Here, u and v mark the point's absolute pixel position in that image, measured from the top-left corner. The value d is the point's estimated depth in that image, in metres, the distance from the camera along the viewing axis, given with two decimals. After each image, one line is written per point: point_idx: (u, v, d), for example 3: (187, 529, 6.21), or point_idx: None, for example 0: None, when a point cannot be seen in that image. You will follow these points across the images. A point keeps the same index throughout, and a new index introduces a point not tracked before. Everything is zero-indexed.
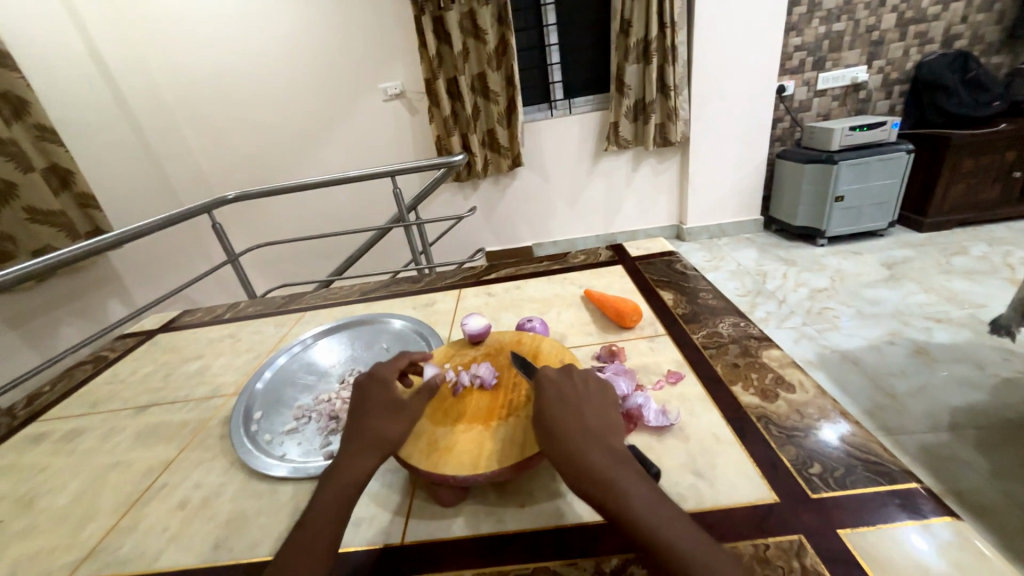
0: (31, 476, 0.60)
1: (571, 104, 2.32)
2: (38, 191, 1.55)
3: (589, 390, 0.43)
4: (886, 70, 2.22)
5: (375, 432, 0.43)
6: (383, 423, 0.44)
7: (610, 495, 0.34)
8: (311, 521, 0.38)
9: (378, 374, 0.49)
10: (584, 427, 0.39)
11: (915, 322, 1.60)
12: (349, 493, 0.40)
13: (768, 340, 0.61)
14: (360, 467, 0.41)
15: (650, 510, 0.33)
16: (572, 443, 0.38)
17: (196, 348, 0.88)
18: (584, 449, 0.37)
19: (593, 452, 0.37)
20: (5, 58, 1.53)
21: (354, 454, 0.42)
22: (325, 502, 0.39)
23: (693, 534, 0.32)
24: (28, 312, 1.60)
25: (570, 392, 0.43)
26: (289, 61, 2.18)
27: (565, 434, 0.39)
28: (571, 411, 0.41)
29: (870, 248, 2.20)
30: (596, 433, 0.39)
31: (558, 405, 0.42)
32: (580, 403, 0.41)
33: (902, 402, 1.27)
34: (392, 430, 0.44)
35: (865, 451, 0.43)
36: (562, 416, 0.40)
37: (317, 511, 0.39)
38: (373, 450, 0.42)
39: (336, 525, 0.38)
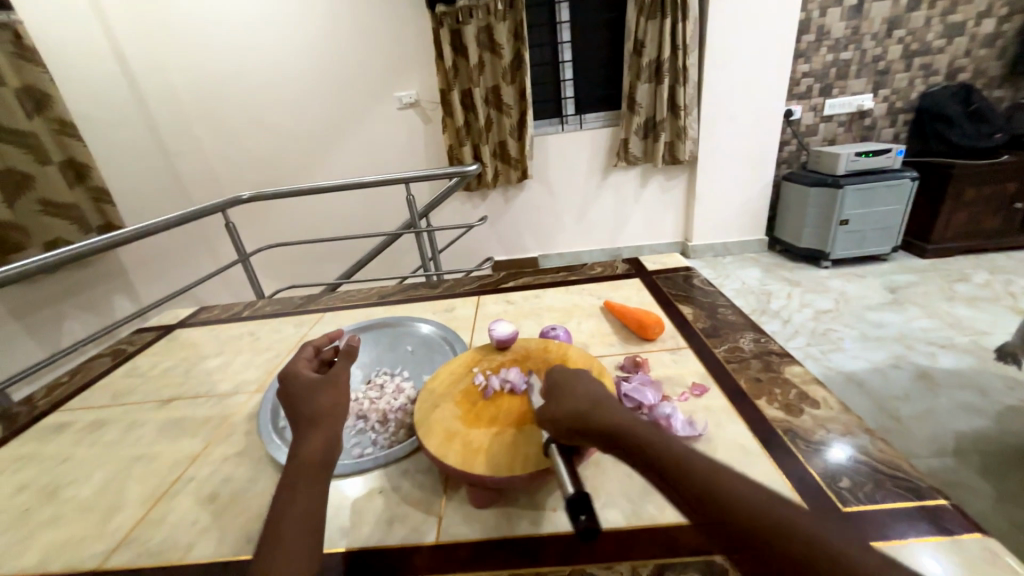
0: (55, 465, 0.61)
1: (582, 120, 2.36)
2: (52, 184, 1.56)
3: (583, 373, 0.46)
4: (891, 99, 2.27)
5: (307, 411, 0.46)
6: (315, 400, 0.47)
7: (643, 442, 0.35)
8: (281, 501, 0.39)
9: (291, 369, 0.53)
10: (598, 396, 0.41)
11: (920, 347, 1.61)
12: (312, 464, 0.42)
13: (789, 357, 0.62)
14: (309, 443, 0.43)
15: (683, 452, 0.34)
16: (592, 408, 0.39)
17: (215, 345, 0.89)
18: (604, 411, 0.39)
19: (612, 412, 0.39)
20: (31, 53, 1.56)
21: (303, 436, 0.44)
22: (287, 481, 0.40)
23: (730, 469, 0.32)
24: (37, 303, 1.61)
25: (575, 374, 0.46)
26: (307, 66, 2.22)
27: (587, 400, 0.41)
28: (582, 387, 0.43)
29: (873, 272, 2.22)
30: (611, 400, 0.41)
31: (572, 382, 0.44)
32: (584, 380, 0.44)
33: (907, 425, 1.28)
34: (323, 402, 0.47)
35: (892, 467, 0.44)
36: (575, 390, 0.43)
37: (286, 489, 0.40)
38: (316, 426, 0.45)
39: (307, 496, 0.39)
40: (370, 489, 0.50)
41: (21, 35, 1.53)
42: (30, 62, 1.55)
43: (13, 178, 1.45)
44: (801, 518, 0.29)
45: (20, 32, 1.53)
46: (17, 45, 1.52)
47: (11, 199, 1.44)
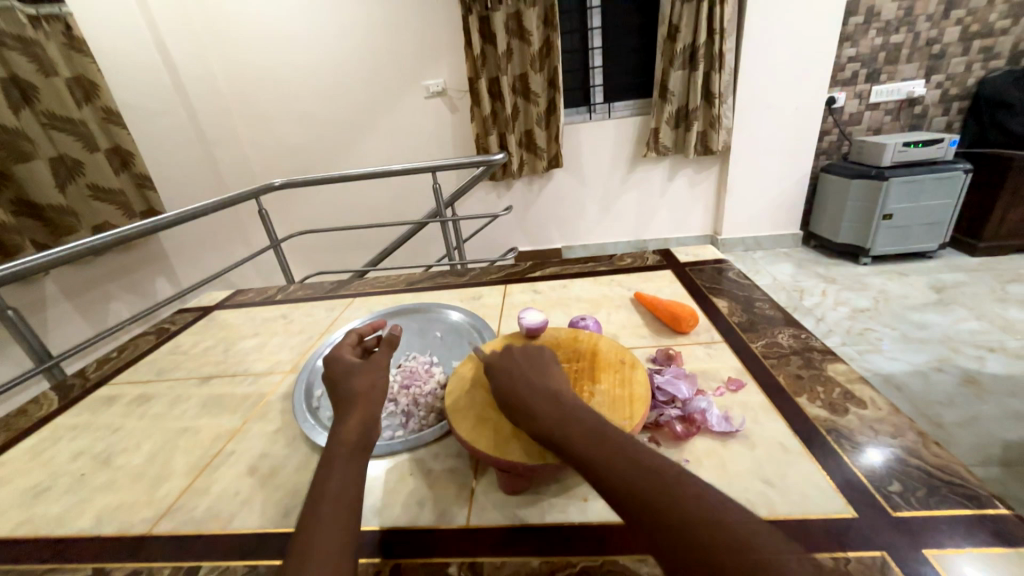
0: (107, 434, 0.64)
1: (610, 108, 2.31)
2: (101, 169, 1.63)
3: (539, 357, 0.50)
4: (945, 85, 2.13)
5: (346, 394, 0.47)
6: (352, 382, 0.48)
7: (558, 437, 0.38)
8: (321, 477, 0.40)
9: (334, 355, 0.54)
10: (537, 388, 0.44)
11: (967, 350, 1.52)
12: (351, 444, 0.42)
13: (833, 354, 0.60)
14: (345, 423, 0.44)
15: (593, 442, 0.37)
16: (524, 406, 0.43)
17: (251, 326, 0.91)
18: (529, 408, 0.42)
19: (539, 407, 0.42)
20: (80, 43, 1.63)
21: (341, 417, 0.45)
22: (328, 459, 0.41)
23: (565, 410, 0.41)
24: (86, 284, 1.69)
25: (521, 364, 0.48)
26: (337, 54, 2.24)
27: (515, 398, 0.44)
28: (524, 378, 0.46)
29: (917, 270, 2.11)
30: (547, 390, 0.44)
31: (508, 375, 0.47)
32: (532, 370, 0.47)
33: (950, 432, 1.21)
34: (360, 384, 0.48)
35: (948, 473, 0.42)
36: (513, 384, 0.46)
37: (327, 466, 0.40)
38: (354, 408, 0.46)
39: (344, 473, 0.40)
40: (400, 471, 0.50)
41: (71, 27, 1.60)
42: (79, 52, 1.62)
43: (64, 164, 1.53)
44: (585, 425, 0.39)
45: (70, 24, 1.60)
46: (66, 36, 1.58)
47: (63, 183, 1.52)
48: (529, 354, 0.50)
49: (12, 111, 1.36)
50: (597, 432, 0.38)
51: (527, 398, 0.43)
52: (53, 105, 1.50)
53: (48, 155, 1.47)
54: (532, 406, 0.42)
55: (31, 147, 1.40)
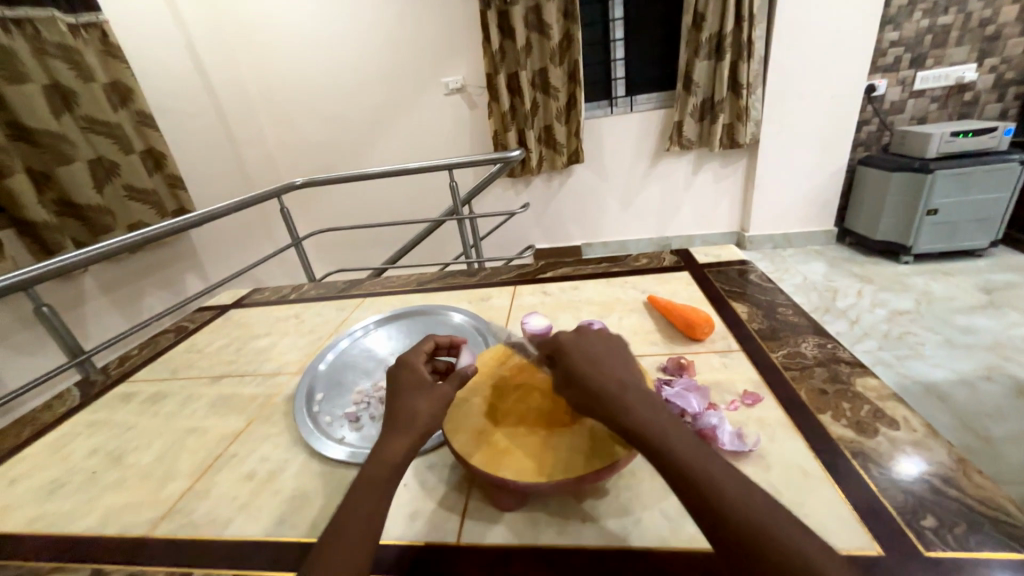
0: (120, 432, 0.66)
1: (633, 101, 2.24)
2: (135, 171, 1.69)
3: (614, 345, 0.43)
4: (1001, 69, 1.96)
5: (403, 412, 0.43)
6: (413, 402, 0.44)
7: (665, 448, 0.34)
8: (350, 500, 0.38)
9: (405, 360, 0.48)
10: (631, 383, 0.38)
11: (1019, 358, 1.41)
12: (388, 473, 0.39)
13: (862, 367, 0.55)
14: (390, 445, 0.41)
15: (702, 461, 0.33)
16: (622, 397, 0.37)
17: (264, 326, 0.92)
18: (624, 403, 0.37)
19: (640, 405, 0.36)
20: (116, 50, 1.69)
21: (388, 436, 0.42)
22: (363, 481, 0.39)
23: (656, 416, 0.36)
24: (120, 280, 1.77)
25: (601, 350, 0.42)
26: (357, 52, 2.25)
27: (605, 387, 0.38)
28: (612, 365, 0.40)
29: (964, 269, 1.96)
30: (642, 389, 0.38)
31: (589, 358, 0.41)
32: (618, 362, 0.41)
33: (998, 446, 1.12)
34: (421, 407, 0.43)
35: (993, 508, 0.37)
36: (603, 371, 0.39)
37: (358, 490, 0.38)
38: (405, 431, 0.41)
39: (373, 504, 0.37)
40: None
41: (108, 34, 1.66)
42: (115, 58, 1.68)
43: (102, 166, 1.59)
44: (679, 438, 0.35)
45: (107, 31, 1.66)
46: (103, 43, 1.65)
47: (100, 184, 1.58)
48: (610, 342, 0.43)
49: (53, 116, 1.43)
50: (705, 450, 0.34)
51: (626, 391, 0.37)
52: (91, 109, 1.56)
53: (87, 158, 1.53)
54: (632, 402, 0.36)
55: (72, 150, 1.47)
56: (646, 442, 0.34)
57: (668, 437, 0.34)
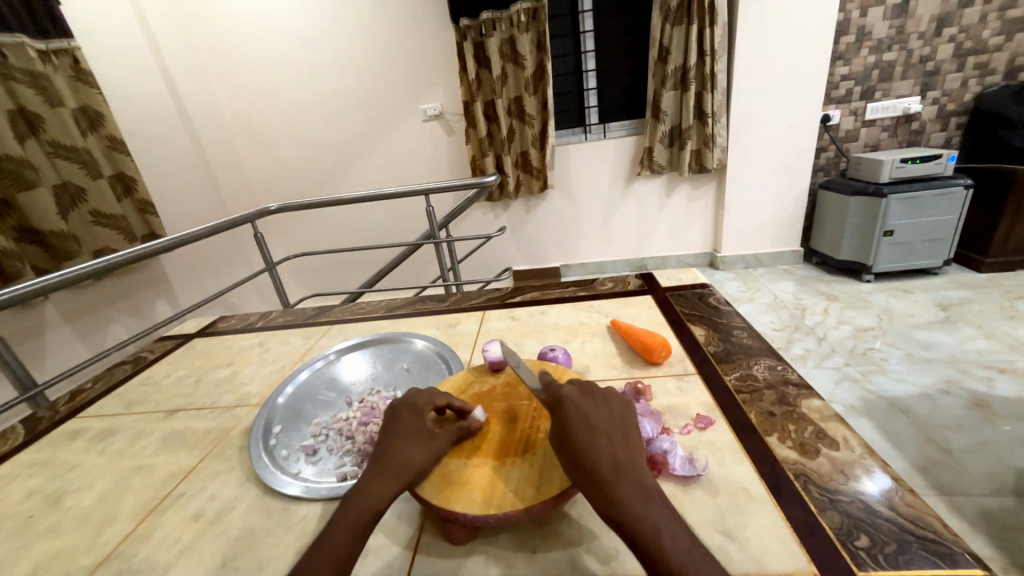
0: (63, 472, 0.63)
1: (606, 128, 2.32)
2: (104, 196, 1.66)
3: (611, 409, 0.42)
4: (942, 101, 2.11)
5: (397, 454, 0.43)
6: (410, 447, 0.43)
7: (650, 541, 0.34)
8: (325, 539, 0.37)
9: (412, 402, 0.48)
10: (622, 460, 0.38)
11: (974, 371, 1.47)
12: (367, 518, 0.39)
13: (809, 389, 0.57)
14: (376, 486, 0.40)
15: (684, 553, 0.33)
16: (611, 480, 0.36)
17: (227, 355, 0.90)
18: (613, 485, 0.36)
19: (628, 489, 0.36)
20: (87, 76, 1.68)
21: (374, 475, 0.41)
22: (341, 521, 0.38)
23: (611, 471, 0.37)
24: (85, 307, 1.70)
25: (595, 419, 0.41)
26: (336, 79, 2.29)
27: (594, 466, 0.37)
28: (604, 437, 0.39)
29: (922, 287, 2.06)
30: (633, 464, 0.38)
31: (580, 429, 0.40)
32: (612, 431, 0.40)
33: (958, 458, 1.15)
34: (417, 455, 0.43)
35: (923, 526, 0.39)
36: (594, 446, 0.38)
37: (335, 530, 0.38)
38: (393, 476, 0.41)
39: (348, 547, 0.37)
40: None
41: (79, 60, 1.65)
42: (86, 84, 1.67)
43: (67, 192, 1.56)
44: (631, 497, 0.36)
45: (78, 57, 1.65)
46: (74, 69, 1.63)
47: (65, 210, 1.54)
48: (608, 406, 0.42)
49: (18, 142, 1.40)
50: (688, 541, 0.34)
51: (616, 471, 0.37)
52: (58, 135, 1.53)
53: (50, 183, 1.50)
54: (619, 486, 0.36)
55: (36, 175, 1.43)
56: (631, 532, 0.34)
57: (653, 529, 0.34)
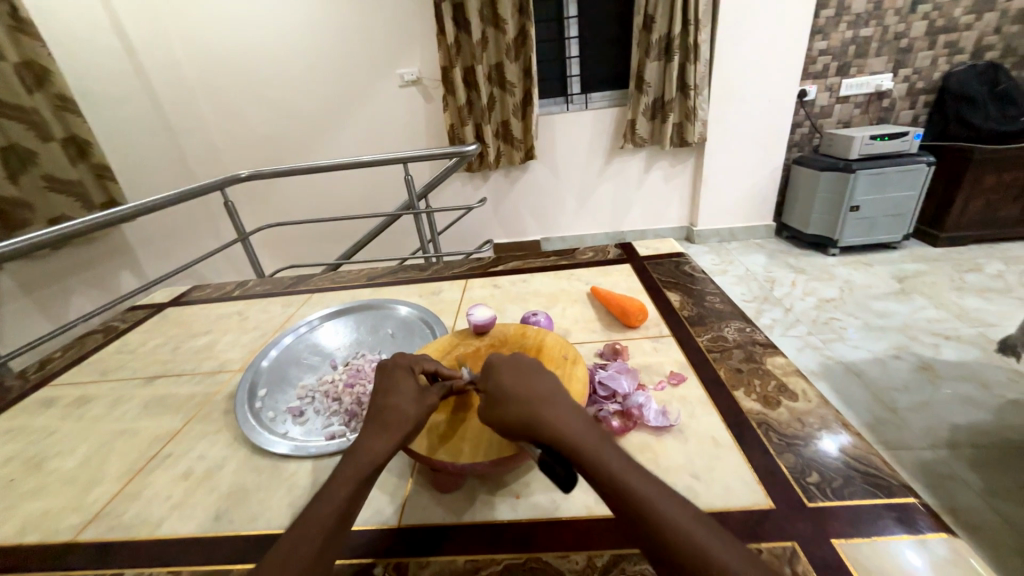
0: (40, 439, 0.62)
1: (588, 99, 2.28)
2: (56, 159, 1.55)
3: (533, 366, 0.44)
4: (912, 79, 2.17)
5: (391, 411, 0.44)
6: (403, 404, 0.45)
7: (591, 459, 0.35)
8: (328, 493, 0.38)
9: (402, 363, 0.49)
10: (555, 395, 0.40)
11: (924, 338, 1.58)
12: (366, 472, 0.40)
13: (774, 347, 0.61)
14: (372, 443, 0.42)
15: (622, 463, 0.35)
16: (547, 408, 0.39)
17: (204, 324, 0.89)
18: (549, 411, 0.38)
19: (562, 413, 0.38)
20: (28, 26, 1.52)
21: (371, 433, 0.43)
22: (342, 475, 0.39)
23: (545, 413, 0.38)
24: (44, 278, 1.62)
25: (527, 367, 0.44)
26: (306, 39, 2.16)
27: (531, 402, 0.39)
28: (537, 378, 0.42)
29: (882, 260, 2.16)
30: (566, 399, 0.41)
31: (515, 375, 0.42)
32: (544, 375, 0.43)
33: (904, 416, 1.26)
34: (410, 410, 0.44)
35: (867, 464, 0.43)
36: (528, 385, 0.41)
37: (334, 483, 0.39)
38: (389, 432, 0.42)
39: (352, 497, 0.38)
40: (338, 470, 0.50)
41: (18, 7, 1.49)
42: (28, 35, 1.52)
43: (15, 154, 1.45)
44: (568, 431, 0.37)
45: (17, 5, 1.49)
46: (13, 18, 1.48)
47: (15, 174, 1.44)
48: (528, 363, 0.44)
49: None
50: (624, 455, 0.36)
51: (551, 401, 0.39)
52: (1, 91, 1.41)
53: None
54: (555, 411, 0.38)
55: None
56: (571, 451, 0.36)
57: (593, 447, 0.36)
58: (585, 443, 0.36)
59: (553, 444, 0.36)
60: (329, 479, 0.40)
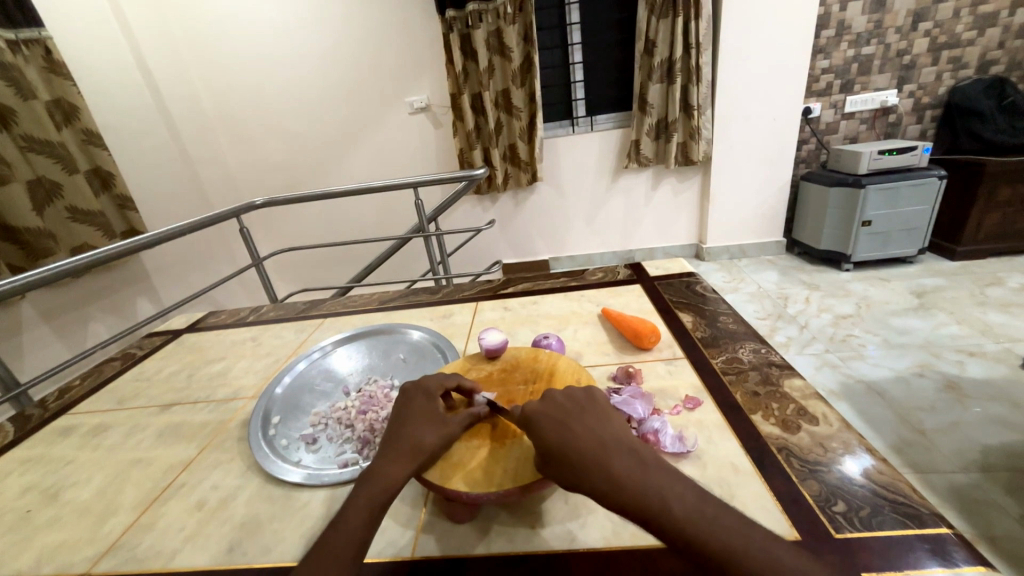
0: (58, 468, 0.63)
1: (593, 122, 2.33)
2: (80, 191, 1.62)
3: (574, 410, 0.43)
4: (917, 94, 2.18)
5: (410, 437, 0.45)
6: (421, 431, 0.45)
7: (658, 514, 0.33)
8: (343, 522, 0.38)
9: (422, 389, 0.50)
10: (604, 442, 0.39)
11: (946, 355, 1.53)
12: (383, 500, 0.40)
13: (791, 369, 0.60)
14: (389, 469, 0.42)
15: (695, 510, 0.33)
16: (599, 461, 0.37)
17: (219, 350, 0.90)
18: (601, 466, 0.37)
19: (617, 464, 0.36)
20: (60, 67, 1.61)
21: (388, 458, 0.43)
22: (359, 501, 0.39)
23: (598, 469, 0.36)
24: (64, 306, 1.66)
25: (567, 413, 0.42)
26: (319, 71, 2.25)
27: (583, 458, 0.38)
28: (581, 425, 0.41)
29: (898, 275, 2.13)
30: (617, 443, 0.39)
31: (557, 426, 0.41)
32: (585, 418, 0.41)
33: (931, 438, 1.21)
34: (428, 437, 0.45)
35: (894, 492, 0.42)
36: (571, 437, 0.39)
37: (351, 509, 0.39)
38: (407, 457, 0.43)
39: (367, 526, 0.38)
40: None
41: (51, 50, 1.59)
42: (59, 75, 1.61)
43: (42, 187, 1.51)
44: (630, 487, 0.35)
45: (51, 48, 1.59)
46: (47, 60, 1.57)
47: (41, 206, 1.49)
48: (566, 407, 0.43)
49: None
50: (696, 499, 0.34)
51: (603, 452, 0.38)
52: (32, 128, 1.49)
53: (25, 178, 1.45)
54: (609, 465, 0.36)
55: (7, 170, 1.39)
56: (635, 506, 0.34)
57: (657, 501, 0.34)
58: (648, 499, 0.34)
59: (616, 501, 0.35)
60: (345, 505, 0.40)
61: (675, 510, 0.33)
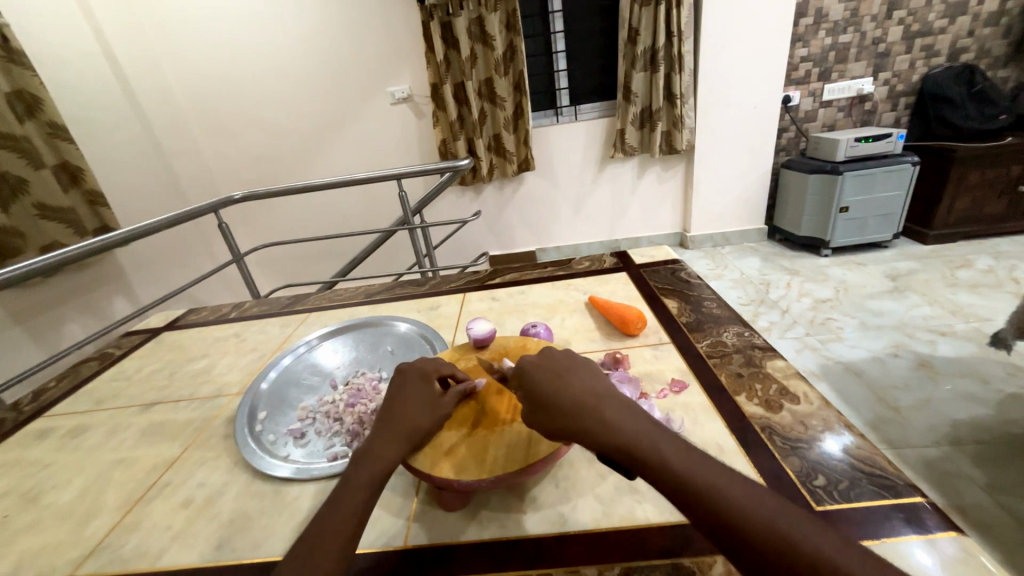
0: (36, 471, 0.61)
1: (577, 111, 2.33)
2: (48, 187, 1.55)
3: (571, 364, 0.44)
4: (892, 82, 2.22)
5: (406, 418, 0.45)
6: (417, 412, 0.46)
7: (644, 454, 0.35)
8: (339, 500, 0.38)
9: (418, 370, 0.50)
10: (600, 392, 0.40)
11: (920, 335, 1.59)
12: (378, 479, 0.40)
13: (773, 351, 0.61)
14: (384, 448, 0.42)
15: (680, 454, 0.35)
16: (594, 407, 0.39)
17: (201, 347, 0.88)
18: (593, 413, 0.38)
19: (611, 412, 0.38)
20: (19, 56, 1.53)
21: (382, 437, 0.43)
22: (354, 480, 0.40)
23: (589, 415, 0.38)
24: (35, 307, 1.60)
25: (567, 364, 0.44)
26: (296, 60, 2.19)
27: (576, 406, 0.39)
28: (578, 376, 0.42)
29: (874, 259, 2.19)
30: (610, 395, 0.40)
31: (552, 376, 0.43)
32: (581, 373, 0.43)
33: (906, 415, 1.26)
34: (423, 419, 0.45)
35: (871, 465, 0.44)
36: (565, 388, 0.41)
37: (349, 488, 0.39)
38: (401, 438, 0.43)
39: (362, 503, 0.38)
40: None
41: (8, 38, 1.50)
42: (19, 65, 1.53)
43: (7, 183, 1.44)
44: (619, 429, 0.37)
45: (7, 35, 1.50)
46: (4, 49, 1.49)
47: (6, 204, 1.43)
48: (564, 361, 0.45)
49: None
50: (681, 445, 0.36)
51: (597, 401, 0.39)
52: None
53: None
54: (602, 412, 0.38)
55: None
56: (622, 447, 0.36)
57: (645, 444, 0.35)
58: (636, 440, 0.36)
59: (604, 442, 0.37)
60: (340, 485, 0.40)
61: (659, 449, 0.35)
